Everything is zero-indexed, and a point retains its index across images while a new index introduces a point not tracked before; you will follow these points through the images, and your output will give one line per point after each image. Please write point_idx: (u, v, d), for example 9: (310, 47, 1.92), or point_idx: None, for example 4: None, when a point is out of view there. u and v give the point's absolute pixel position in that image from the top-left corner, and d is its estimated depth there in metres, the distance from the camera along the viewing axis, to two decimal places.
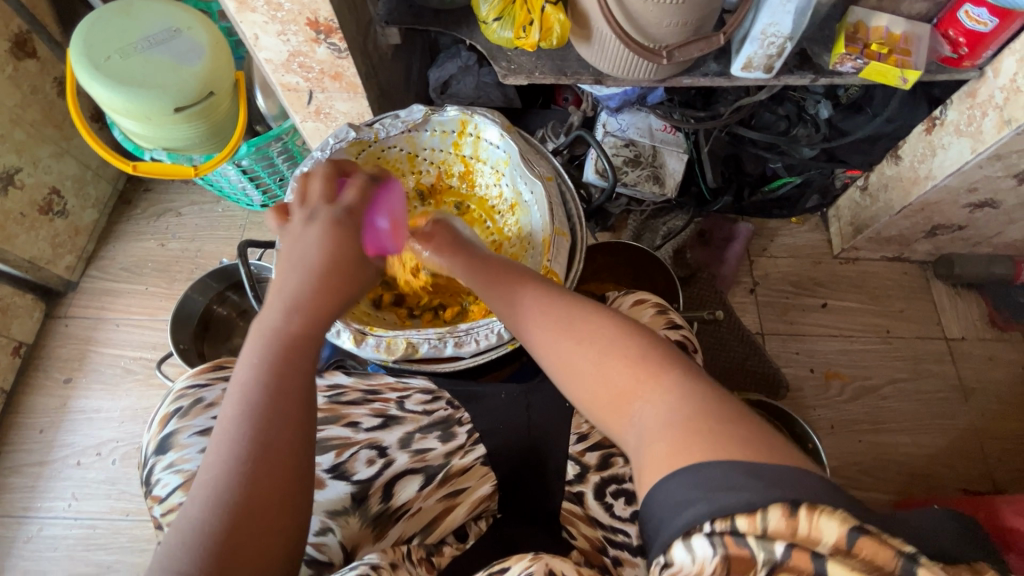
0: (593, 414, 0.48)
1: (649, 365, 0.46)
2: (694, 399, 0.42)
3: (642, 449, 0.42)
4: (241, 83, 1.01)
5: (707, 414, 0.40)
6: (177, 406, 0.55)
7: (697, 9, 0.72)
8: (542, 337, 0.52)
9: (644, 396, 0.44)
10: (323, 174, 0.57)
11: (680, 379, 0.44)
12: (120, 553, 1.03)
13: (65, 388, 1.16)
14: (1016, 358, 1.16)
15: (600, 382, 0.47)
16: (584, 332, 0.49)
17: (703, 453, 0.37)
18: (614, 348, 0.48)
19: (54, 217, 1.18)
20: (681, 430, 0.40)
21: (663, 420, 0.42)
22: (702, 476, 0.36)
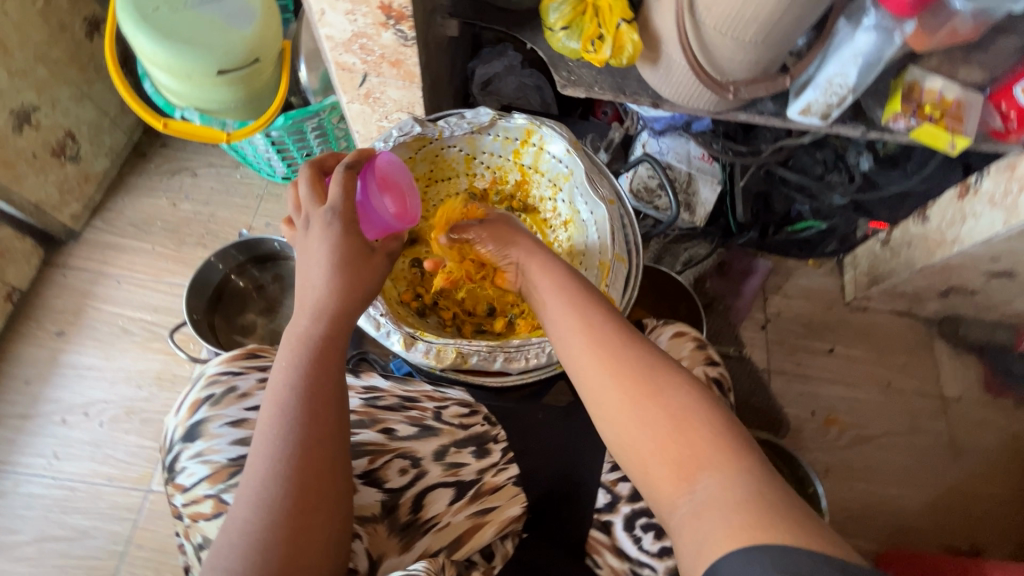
0: (644, 473, 0.47)
1: (726, 441, 0.46)
2: (764, 488, 0.42)
3: (699, 515, 0.42)
4: (286, 52, 0.98)
5: (778, 503, 0.41)
6: (209, 394, 0.52)
7: (774, 49, 0.72)
8: (598, 379, 0.51)
9: (712, 470, 0.44)
10: (305, 180, 0.57)
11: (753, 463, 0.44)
12: (98, 520, 0.99)
13: (57, 340, 1.12)
14: (1007, 424, 1.19)
15: (657, 441, 0.47)
16: (644, 381, 0.49)
17: (774, 537, 0.38)
18: (688, 417, 0.47)
19: (65, 162, 1.13)
20: (748, 516, 0.40)
21: (730, 501, 0.42)
22: (783, 560, 0.36)
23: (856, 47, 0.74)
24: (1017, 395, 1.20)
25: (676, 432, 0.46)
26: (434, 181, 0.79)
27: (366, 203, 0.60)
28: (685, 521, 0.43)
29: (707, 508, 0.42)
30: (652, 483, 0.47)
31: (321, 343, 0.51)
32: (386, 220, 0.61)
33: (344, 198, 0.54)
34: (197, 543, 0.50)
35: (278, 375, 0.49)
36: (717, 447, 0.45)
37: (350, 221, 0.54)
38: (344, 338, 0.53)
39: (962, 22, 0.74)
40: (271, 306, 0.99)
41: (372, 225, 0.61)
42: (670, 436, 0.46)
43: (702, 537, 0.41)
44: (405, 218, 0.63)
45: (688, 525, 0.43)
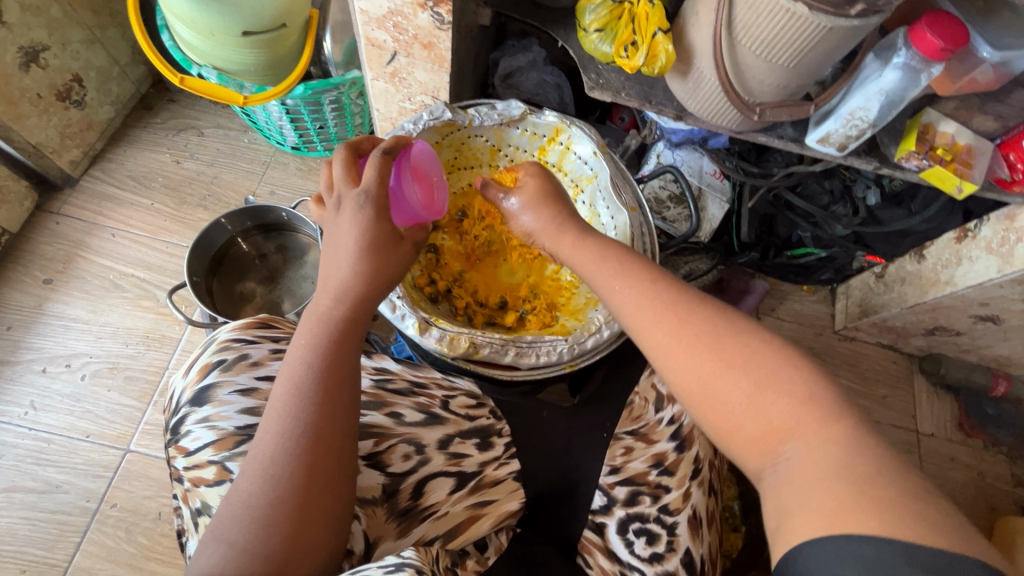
0: (729, 444, 0.49)
1: (813, 408, 0.46)
2: (855, 456, 0.42)
3: (784, 488, 0.44)
4: (313, 21, 0.96)
5: (868, 480, 0.40)
6: (221, 358, 0.55)
7: (803, 76, 0.73)
8: (678, 350, 0.52)
9: (797, 440, 0.45)
10: (342, 160, 0.59)
11: (845, 430, 0.44)
12: (72, 475, 0.97)
13: (43, 288, 1.09)
14: (975, 464, 1.22)
15: (747, 414, 0.48)
16: (726, 350, 0.50)
17: (857, 525, 0.38)
18: (769, 382, 0.48)
19: (69, 106, 1.10)
20: (835, 489, 0.41)
21: (814, 475, 0.43)
22: (853, 551, 0.37)
23: (883, 83, 0.76)
24: (987, 437, 1.24)
25: (756, 400, 0.48)
26: (457, 167, 0.82)
27: (397, 189, 0.62)
28: (773, 490, 0.45)
29: (793, 476, 0.44)
30: (736, 449, 0.49)
31: (341, 324, 0.53)
32: (415, 208, 0.63)
33: (379, 181, 0.57)
34: (195, 508, 0.51)
35: (297, 348, 0.52)
36: (801, 416, 0.46)
37: (383, 205, 0.56)
38: (364, 321, 0.55)
39: (984, 73, 0.77)
40: (272, 276, 0.97)
41: (402, 211, 0.62)
42: (750, 405, 0.48)
43: (784, 512, 0.43)
44: (433, 208, 0.65)
45: (774, 493, 0.45)
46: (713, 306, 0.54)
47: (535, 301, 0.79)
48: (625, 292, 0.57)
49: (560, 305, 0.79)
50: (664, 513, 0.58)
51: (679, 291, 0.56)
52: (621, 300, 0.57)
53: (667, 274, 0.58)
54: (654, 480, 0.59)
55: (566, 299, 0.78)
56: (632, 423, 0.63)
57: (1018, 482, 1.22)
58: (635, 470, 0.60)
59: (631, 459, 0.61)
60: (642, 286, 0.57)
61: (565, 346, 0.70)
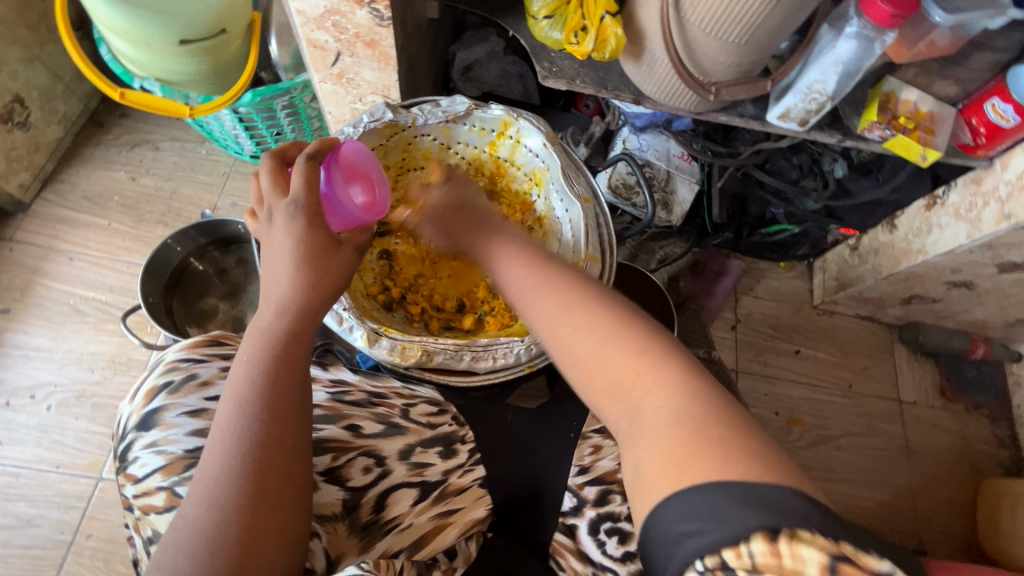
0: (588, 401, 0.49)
1: (650, 360, 0.46)
2: (696, 399, 0.43)
3: (634, 442, 0.44)
4: (256, 25, 0.93)
5: (704, 421, 0.41)
6: (167, 380, 0.52)
7: (755, 52, 0.71)
8: (543, 313, 0.53)
9: (641, 392, 0.45)
10: (268, 171, 0.58)
11: (680, 376, 0.45)
12: (44, 508, 0.95)
13: (2, 318, 1.06)
14: (958, 429, 1.23)
15: (598, 371, 0.48)
16: (579, 312, 0.51)
17: (699, 471, 0.38)
18: (622, 336, 0.48)
19: (13, 128, 1.05)
20: (677, 433, 0.41)
21: (660, 423, 0.42)
22: (684, 504, 0.37)
23: (838, 54, 0.74)
24: (969, 400, 1.24)
25: (604, 355, 0.48)
26: (406, 169, 0.80)
27: (331, 195, 0.62)
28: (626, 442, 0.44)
29: (643, 426, 0.43)
30: (593, 404, 0.49)
31: (286, 338, 0.52)
32: (353, 212, 0.63)
33: (306, 189, 0.55)
34: (147, 536, 0.49)
35: (239, 364, 0.50)
36: (642, 366, 0.46)
37: (314, 213, 0.55)
38: (310, 333, 0.54)
39: (940, 36, 0.76)
40: (234, 291, 0.96)
41: (340, 217, 0.63)
42: (599, 360, 0.48)
43: (638, 464, 0.42)
44: (374, 207, 0.64)
45: (627, 439, 0.44)
46: (580, 277, 0.55)
47: (492, 303, 0.78)
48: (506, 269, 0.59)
49: None
50: (636, 510, 0.57)
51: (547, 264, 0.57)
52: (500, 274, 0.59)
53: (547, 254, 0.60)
54: (624, 477, 0.58)
55: None
56: (600, 419, 0.63)
57: (1000, 443, 1.22)
58: (604, 468, 0.59)
59: (599, 457, 0.60)
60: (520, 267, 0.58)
61: (522, 347, 0.68)
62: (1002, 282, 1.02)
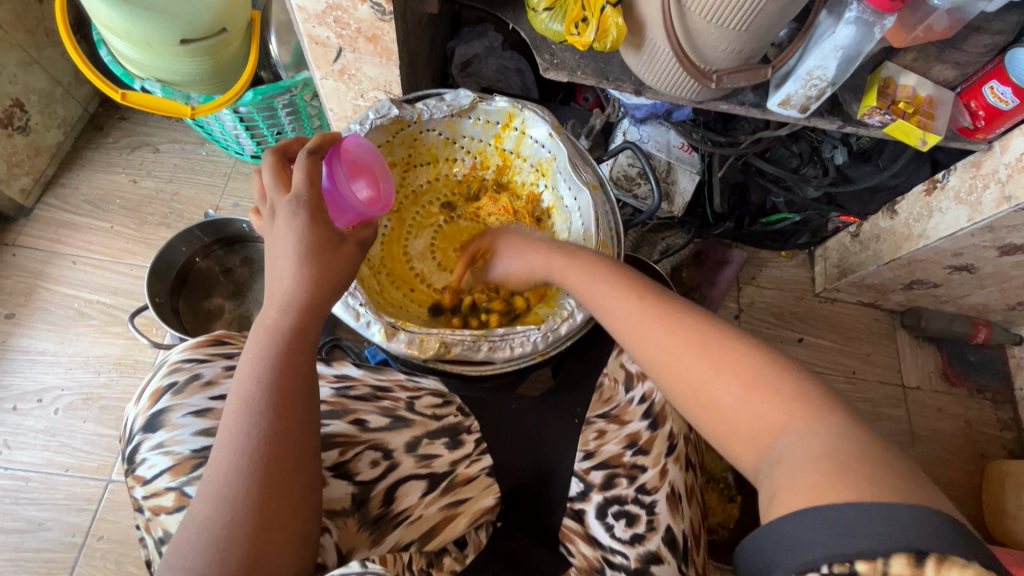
0: (723, 441, 0.49)
1: (797, 402, 0.46)
2: (847, 441, 0.42)
3: (773, 475, 0.43)
4: (256, 23, 0.93)
5: (853, 457, 0.40)
6: (171, 381, 0.53)
7: (755, 39, 0.71)
8: (665, 343, 0.53)
9: (788, 432, 0.45)
10: (269, 167, 0.57)
11: (827, 422, 0.44)
12: (53, 511, 0.95)
13: (7, 323, 1.06)
14: (962, 413, 1.24)
15: (740, 411, 0.47)
16: (708, 346, 0.51)
17: (840, 492, 0.38)
18: (764, 381, 0.48)
19: (13, 132, 1.05)
20: (820, 468, 0.40)
21: (807, 457, 0.42)
22: (820, 514, 0.37)
23: (838, 39, 0.74)
24: (972, 384, 1.25)
25: (741, 393, 0.48)
26: (415, 163, 0.81)
27: (335, 191, 0.63)
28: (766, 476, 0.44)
29: (785, 461, 0.43)
30: (731, 448, 0.48)
31: (290, 334, 0.52)
32: (358, 207, 0.64)
33: (308, 184, 0.54)
34: (158, 537, 0.49)
35: (244, 363, 0.50)
36: (791, 410, 0.46)
37: (316, 208, 0.54)
38: (315, 330, 0.54)
39: (938, 20, 0.76)
40: (239, 290, 0.96)
41: (344, 214, 0.64)
42: (735, 397, 0.48)
43: (775, 490, 0.41)
44: (377, 202, 0.66)
45: (767, 480, 0.44)
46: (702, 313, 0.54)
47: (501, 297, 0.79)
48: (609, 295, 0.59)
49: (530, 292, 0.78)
50: (642, 493, 0.59)
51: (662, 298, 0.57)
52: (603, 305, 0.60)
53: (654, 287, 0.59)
54: (629, 462, 0.61)
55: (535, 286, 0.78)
56: (604, 405, 0.64)
57: (1004, 426, 1.23)
58: (609, 453, 0.61)
59: (603, 442, 0.62)
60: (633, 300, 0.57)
61: (538, 334, 0.70)
62: (1004, 264, 1.03)
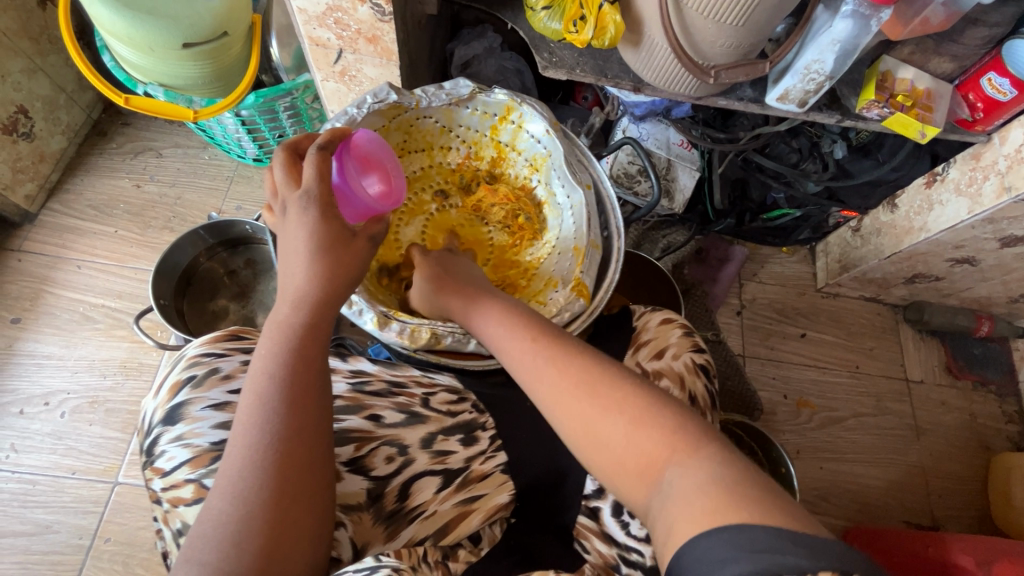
0: (616, 480, 0.47)
1: (680, 435, 0.46)
2: (728, 471, 0.42)
3: (664, 513, 0.42)
4: (256, 27, 0.94)
5: (739, 484, 0.40)
6: (190, 375, 0.53)
7: (753, 34, 0.72)
8: (555, 381, 0.52)
9: (674, 466, 0.44)
10: (281, 164, 0.59)
11: (712, 453, 0.44)
12: (61, 514, 0.95)
13: (13, 328, 1.07)
14: (966, 406, 1.23)
15: (629, 448, 0.46)
16: (599, 383, 0.50)
17: (732, 516, 0.37)
18: (648, 418, 0.47)
19: (18, 139, 1.06)
20: (706, 501, 0.39)
21: (693, 489, 0.41)
22: (733, 538, 0.36)
23: (835, 34, 0.75)
24: (976, 377, 1.25)
25: (630, 430, 0.47)
26: (409, 152, 0.81)
27: (345, 187, 0.64)
28: (658, 515, 0.42)
29: (673, 498, 0.42)
30: (623, 489, 0.47)
31: (302, 330, 0.53)
32: (367, 202, 0.65)
33: (318, 179, 0.55)
34: (176, 528, 0.50)
35: (257, 359, 0.51)
36: (674, 445, 0.45)
37: (326, 204, 0.56)
38: (326, 327, 0.55)
39: (934, 13, 0.77)
40: (244, 292, 0.96)
41: (353, 207, 0.64)
42: (625, 435, 0.47)
43: (671, 526, 0.40)
44: (388, 198, 0.66)
45: (659, 519, 0.42)
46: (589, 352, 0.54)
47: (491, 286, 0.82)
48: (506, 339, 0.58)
49: (521, 287, 0.79)
50: None
51: (558, 336, 0.56)
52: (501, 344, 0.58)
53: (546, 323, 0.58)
54: None
55: (527, 282, 0.79)
56: None
57: (1009, 419, 1.23)
58: None
59: None
60: (524, 340, 0.56)
61: None
62: (1005, 256, 1.03)
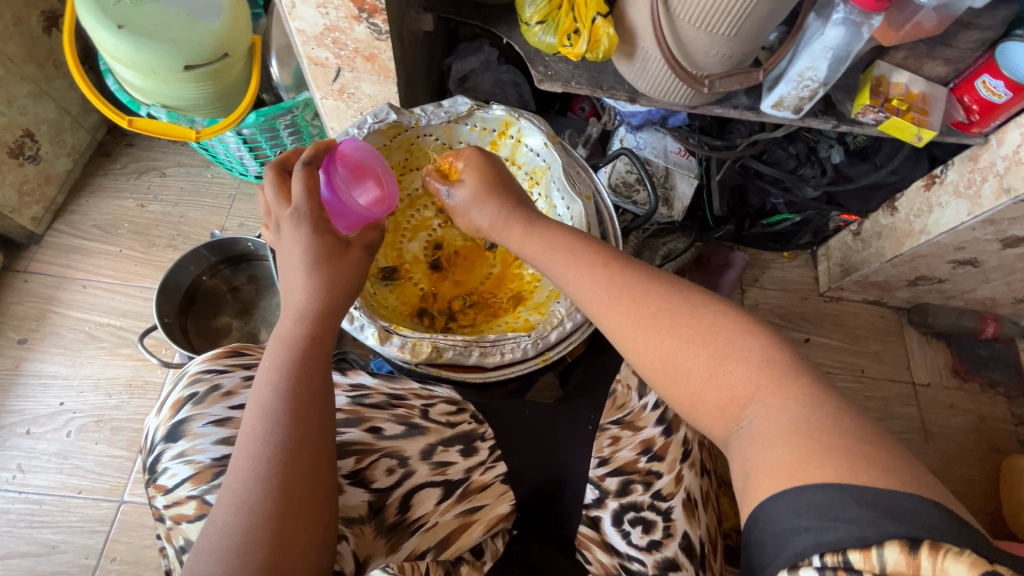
0: (693, 417, 0.49)
1: (770, 370, 0.46)
2: (817, 410, 0.43)
3: (744, 454, 0.44)
4: (257, 48, 0.95)
5: (825, 430, 0.41)
6: (192, 392, 0.54)
7: (746, 43, 0.72)
8: (631, 325, 0.52)
9: (758, 404, 0.45)
10: (271, 184, 0.59)
11: (800, 388, 0.45)
12: (67, 534, 0.95)
13: (19, 348, 1.08)
14: (975, 408, 1.22)
15: (710, 387, 0.48)
16: (678, 329, 0.50)
17: (811, 475, 0.39)
18: (732, 355, 0.48)
19: (24, 161, 1.08)
20: (789, 448, 0.41)
21: (778, 430, 0.43)
22: (800, 504, 0.38)
23: (827, 40, 0.75)
24: (984, 379, 1.24)
25: (713, 369, 0.48)
26: (412, 170, 0.82)
27: (336, 199, 0.64)
28: (738, 453, 0.45)
29: (755, 438, 0.44)
30: (700, 418, 0.49)
31: (304, 342, 0.53)
32: (360, 211, 0.66)
33: (307, 196, 0.56)
34: (179, 546, 0.50)
35: (263, 371, 0.52)
36: (760, 383, 0.46)
37: (319, 218, 0.57)
38: (330, 340, 0.55)
39: (926, 16, 0.78)
40: (246, 308, 0.97)
41: (346, 218, 0.66)
42: (707, 371, 0.48)
43: (750, 471, 0.43)
44: (381, 204, 0.68)
45: (741, 456, 0.45)
46: (667, 283, 0.54)
47: (490, 302, 0.81)
48: (582, 280, 0.57)
49: (524, 299, 0.80)
50: (658, 499, 0.59)
51: (631, 271, 0.55)
52: (572, 280, 0.57)
53: (617, 254, 0.58)
54: (644, 467, 0.60)
55: (529, 294, 0.80)
56: (617, 411, 0.64)
57: (1019, 420, 1.22)
58: (624, 459, 0.61)
59: (618, 449, 0.62)
60: (597, 271, 0.56)
61: (529, 342, 0.71)
62: (1008, 257, 1.02)
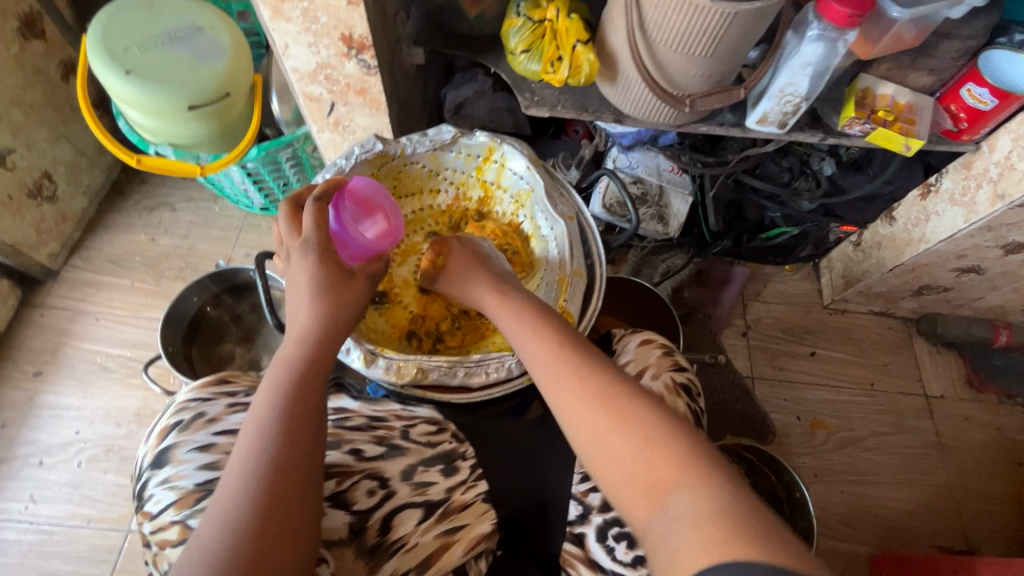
0: (620, 497, 0.49)
1: (692, 461, 0.47)
2: (734, 500, 0.44)
3: (667, 539, 0.43)
4: (258, 86, 1.00)
5: (740, 519, 0.42)
6: (178, 419, 0.55)
7: (723, 63, 0.74)
8: (575, 401, 0.53)
9: (681, 490, 0.45)
10: (285, 216, 0.62)
11: (719, 479, 0.46)
12: (75, 564, 0.97)
13: (34, 381, 1.11)
14: (992, 420, 1.19)
15: (639, 468, 0.48)
16: (618, 408, 0.51)
17: (737, 554, 0.39)
18: (660, 441, 0.49)
19: (42, 202, 1.13)
20: (712, 529, 0.41)
21: (699, 515, 0.43)
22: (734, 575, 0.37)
23: (805, 56, 0.76)
24: (1000, 390, 1.21)
25: (644, 451, 0.48)
26: (402, 196, 0.85)
27: (343, 232, 0.67)
28: (658, 537, 0.44)
29: (677, 521, 0.44)
30: (626, 501, 0.48)
31: (304, 365, 0.55)
32: (363, 243, 0.68)
33: (317, 228, 0.59)
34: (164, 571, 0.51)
35: (262, 391, 0.53)
36: (683, 470, 0.46)
37: (325, 249, 0.59)
38: (331, 365, 0.57)
39: (904, 28, 0.79)
40: (249, 335, 1.00)
41: (350, 249, 0.68)
42: (639, 452, 0.49)
43: (672, 552, 0.42)
44: (387, 236, 0.69)
45: (663, 542, 0.44)
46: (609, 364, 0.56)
47: (479, 324, 0.82)
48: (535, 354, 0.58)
49: None
50: None
51: (579, 349, 0.57)
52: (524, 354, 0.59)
53: (569, 330, 0.60)
54: None
55: None
56: None
57: None
58: None
59: None
60: (551, 346, 0.58)
61: (513, 361, 0.72)
62: (1011, 264, 1.01)
